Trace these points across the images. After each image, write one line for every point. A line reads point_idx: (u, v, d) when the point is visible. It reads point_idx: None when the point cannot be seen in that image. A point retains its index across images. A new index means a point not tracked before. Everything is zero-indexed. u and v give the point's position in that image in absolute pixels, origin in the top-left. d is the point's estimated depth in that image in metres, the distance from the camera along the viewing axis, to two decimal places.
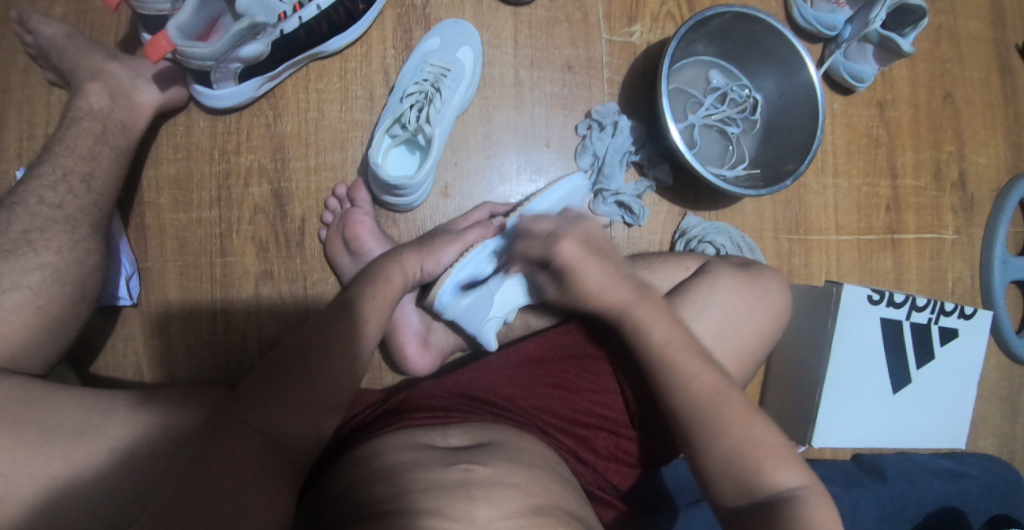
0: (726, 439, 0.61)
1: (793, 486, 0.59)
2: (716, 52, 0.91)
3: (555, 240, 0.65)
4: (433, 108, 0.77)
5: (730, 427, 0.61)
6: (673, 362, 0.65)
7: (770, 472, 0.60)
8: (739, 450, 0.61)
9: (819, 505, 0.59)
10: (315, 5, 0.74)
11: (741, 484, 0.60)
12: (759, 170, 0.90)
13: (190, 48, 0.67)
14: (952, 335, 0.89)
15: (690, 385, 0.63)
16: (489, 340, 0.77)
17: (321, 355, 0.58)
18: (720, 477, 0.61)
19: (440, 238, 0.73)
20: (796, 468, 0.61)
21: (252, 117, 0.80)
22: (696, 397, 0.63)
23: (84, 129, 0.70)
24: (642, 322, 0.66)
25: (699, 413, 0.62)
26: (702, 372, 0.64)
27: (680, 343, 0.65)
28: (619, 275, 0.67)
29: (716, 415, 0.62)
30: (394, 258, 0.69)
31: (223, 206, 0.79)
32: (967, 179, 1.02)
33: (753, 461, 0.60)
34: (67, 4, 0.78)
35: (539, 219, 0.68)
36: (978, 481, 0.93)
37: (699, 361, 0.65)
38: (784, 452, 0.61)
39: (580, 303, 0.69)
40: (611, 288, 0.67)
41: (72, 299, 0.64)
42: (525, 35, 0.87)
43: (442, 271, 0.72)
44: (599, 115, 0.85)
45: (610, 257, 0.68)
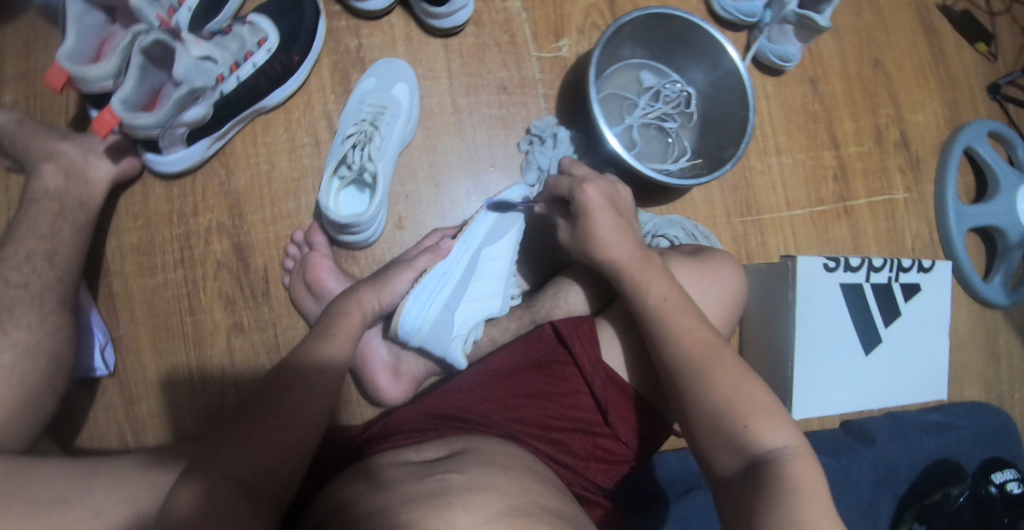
0: (715, 393, 0.61)
1: (781, 446, 0.57)
2: (643, 54, 0.95)
3: (583, 182, 0.70)
4: (373, 145, 0.80)
5: (718, 381, 0.62)
6: (668, 316, 0.66)
7: (759, 429, 0.58)
8: (728, 406, 0.60)
9: (806, 466, 0.56)
10: (251, 63, 0.79)
11: (733, 444, 0.58)
12: (701, 159, 0.93)
13: (136, 120, 0.69)
14: (915, 290, 0.91)
15: (685, 338, 0.64)
16: (457, 359, 0.79)
17: (289, 397, 0.61)
18: (711, 437, 0.60)
19: (392, 269, 0.75)
20: (789, 430, 0.58)
21: (205, 177, 0.83)
22: (686, 353, 0.64)
23: (42, 209, 0.72)
24: (642, 279, 0.68)
25: (692, 363, 0.63)
26: (696, 329, 0.65)
27: (678, 302, 0.66)
28: (630, 235, 0.70)
29: (705, 373, 0.62)
30: (351, 295, 0.72)
31: (187, 266, 0.82)
32: (908, 139, 1.05)
33: (740, 417, 0.59)
34: (17, 92, 0.82)
35: (579, 165, 0.74)
36: (967, 431, 0.93)
37: (694, 319, 0.66)
38: (776, 412, 0.60)
39: (588, 250, 0.71)
40: (617, 244, 0.69)
41: (45, 374, 0.66)
42: (457, 64, 0.90)
43: (399, 301, 0.74)
44: (538, 130, 0.89)
45: (626, 221, 0.71)
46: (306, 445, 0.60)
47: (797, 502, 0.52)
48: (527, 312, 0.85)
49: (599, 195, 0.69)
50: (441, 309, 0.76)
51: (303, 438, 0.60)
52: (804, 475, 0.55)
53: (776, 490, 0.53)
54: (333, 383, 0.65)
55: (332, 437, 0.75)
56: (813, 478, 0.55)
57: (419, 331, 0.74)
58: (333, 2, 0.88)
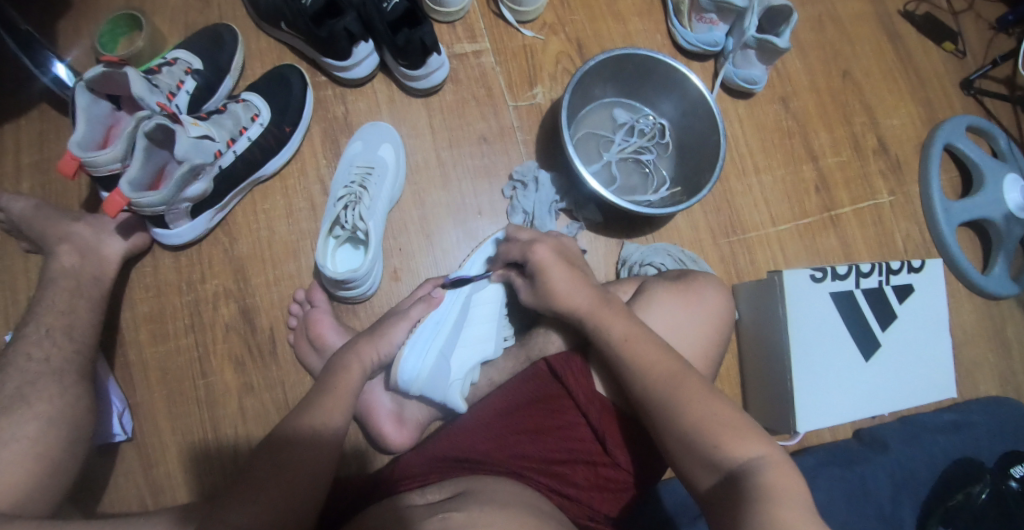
0: (681, 418, 0.62)
1: (754, 458, 0.59)
2: (614, 93, 0.99)
3: (532, 243, 0.75)
4: (363, 205, 0.84)
5: (684, 405, 0.63)
6: (633, 351, 0.68)
7: (731, 442, 0.60)
8: (699, 425, 0.61)
9: (781, 476, 0.57)
10: (246, 137, 0.85)
11: (706, 459, 0.60)
12: (680, 187, 0.97)
13: (142, 198, 0.74)
14: (908, 292, 0.92)
15: (652, 370, 0.66)
16: (458, 403, 0.80)
17: (293, 449, 0.63)
18: (686, 458, 0.62)
19: (389, 321, 0.79)
20: (761, 441, 0.60)
21: (210, 246, 0.89)
22: (655, 380, 0.66)
23: (60, 287, 0.78)
24: (602, 324, 0.71)
25: (659, 392, 0.65)
26: (661, 358, 0.67)
27: (640, 335, 0.69)
28: (584, 283, 0.73)
29: (677, 393, 0.64)
30: (349, 349, 0.75)
31: (197, 331, 0.87)
32: (886, 143, 1.07)
33: (710, 436, 0.61)
34: (34, 182, 0.89)
35: (521, 230, 0.80)
36: (983, 427, 0.92)
37: (658, 351, 0.68)
38: (750, 427, 0.61)
39: (549, 304, 0.74)
40: (574, 293, 0.72)
41: (66, 442, 0.70)
42: (438, 120, 0.96)
43: (396, 350, 0.78)
44: (520, 175, 0.94)
45: (581, 272, 0.75)
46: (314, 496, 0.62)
47: (775, 506, 0.54)
48: (521, 350, 0.88)
49: (547, 251, 0.73)
50: (437, 356, 0.80)
51: (308, 487, 0.62)
52: (778, 480, 0.56)
53: (755, 497, 0.55)
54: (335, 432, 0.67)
55: (342, 489, 0.77)
56: (789, 482, 0.56)
57: (417, 380, 0.78)
58: (319, 75, 0.95)
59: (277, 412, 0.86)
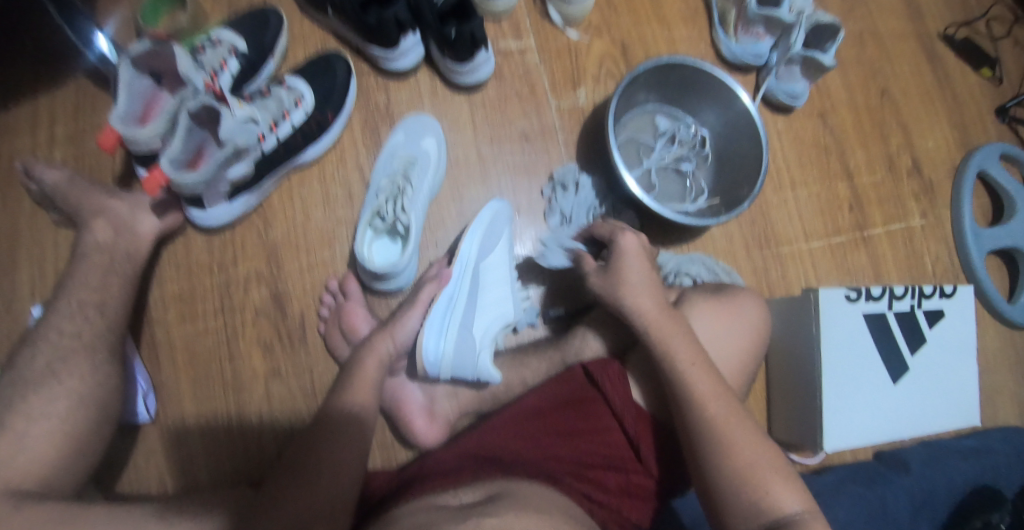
0: (733, 457, 0.64)
1: (794, 511, 0.61)
2: (657, 99, 0.99)
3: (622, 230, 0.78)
4: (406, 198, 0.83)
5: (736, 447, 0.64)
6: (693, 376, 0.68)
7: (777, 492, 0.62)
8: (749, 468, 0.63)
9: (818, 527, 0.60)
10: (289, 122, 0.84)
11: (750, 506, 0.61)
12: (718, 198, 0.96)
13: (182, 178, 0.74)
14: (939, 316, 0.92)
15: (710, 403, 0.66)
16: (490, 371, 0.78)
17: (315, 453, 0.64)
18: (729, 498, 0.62)
19: (402, 312, 0.77)
20: (798, 492, 0.63)
21: (244, 229, 0.88)
22: (708, 416, 0.66)
23: (93, 262, 0.76)
24: (666, 338, 0.70)
25: (713, 425, 0.65)
26: (717, 394, 0.67)
27: (702, 367, 0.69)
28: (655, 286, 0.74)
29: (726, 431, 0.65)
30: (367, 344, 0.74)
31: (226, 314, 0.86)
32: (921, 166, 1.08)
33: (760, 482, 0.62)
34: (68, 153, 0.88)
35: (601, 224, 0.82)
36: (1003, 454, 0.93)
37: (716, 383, 0.68)
38: (788, 476, 0.64)
39: (614, 303, 0.74)
40: (647, 292, 0.73)
41: (95, 421, 0.69)
42: (480, 115, 0.95)
43: (413, 337, 0.76)
44: (560, 177, 0.93)
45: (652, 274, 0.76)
46: (341, 497, 0.62)
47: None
48: (557, 352, 0.86)
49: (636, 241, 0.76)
50: (459, 330, 0.76)
51: (331, 486, 0.62)
52: None
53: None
54: (360, 433, 0.67)
55: (370, 485, 0.76)
56: None
57: (443, 360, 0.75)
58: (363, 62, 0.94)
59: (304, 401, 0.85)
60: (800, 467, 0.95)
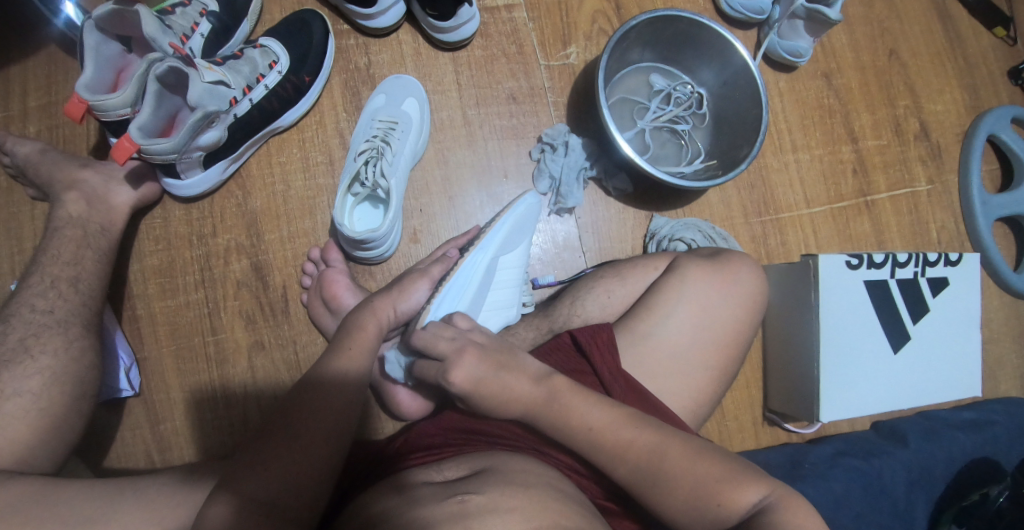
0: (674, 492, 0.58)
1: (759, 501, 0.57)
2: (652, 57, 0.94)
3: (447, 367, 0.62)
4: (385, 161, 0.80)
5: (673, 475, 0.58)
6: (604, 443, 0.60)
7: (734, 499, 0.57)
8: (696, 491, 0.57)
9: (792, 509, 0.56)
10: (263, 84, 0.80)
11: (710, 520, 0.57)
12: (715, 160, 0.92)
13: (152, 145, 0.70)
14: (943, 285, 0.89)
15: (626, 457, 0.59)
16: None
17: (304, 415, 0.60)
18: (688, 521, 0.58)
19: (409, 280, 0.75)
20: (755, 480, 0.58)
21: (223, 199, 0.85)
22: (636, 468, 0.59)
23: (67, 236, 0.74)
24: (561, 418, 0.62)
25: (642, 475, 0.59)
26: (632, 441, 0.60)
27: (605, 423, 0.61)
28: (518, 383, 0.62)
29: (658, 464, 0.59)
30: (367, 306, 0.71)
31: (207, 287, 0.83)
32: (928, 129, 1.03)
33: (709, 496, 0.57)
34: (40, 122, 0.84)
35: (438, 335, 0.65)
36: (1004, 427, 0.91)
37: (631, 429, 0.61)
38: (744, 472, 0.58)
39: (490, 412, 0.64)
40: (511, 397, 0.62)
41: (72, 398, 0.67)
42: (466, 76, 0.91)
43: (416, 310, 0.74)
44: (550, 138, 0.89)
45: (512, 365, 0.64)
46: (331, 462, 0.59)
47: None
48: (544, 319, 0.81)
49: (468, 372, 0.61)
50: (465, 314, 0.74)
51: (323, 452, 0.59)
52: (794, 516, 0.56)
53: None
54: (353, 394, 0.64)
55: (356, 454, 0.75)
56: (802, 518, 0.56)
57: None
58: (341, 22, 0.89)
59: (289, 373, 0.83)
60: (796, 437, 0.94)
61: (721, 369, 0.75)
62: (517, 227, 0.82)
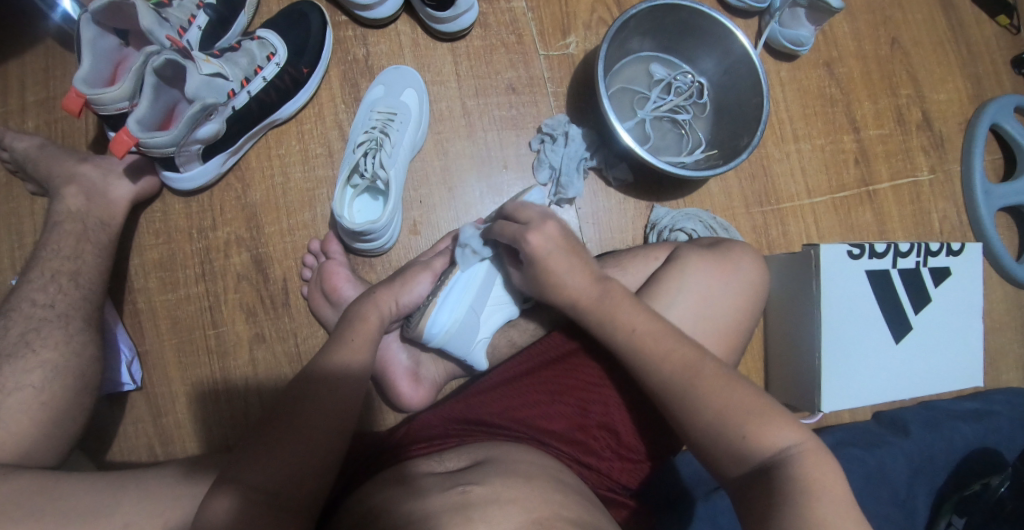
0: (704, 404, 0.59)
1: (788, 446, 0.55)
2: (652, 46, 0.93)
3: (528, 230, 0.67)
4: (384, 152, 0.79)
5: (705, 394, 0.59)
6: (643, 346, 0.63)
7: (759, 432, 0.56)
8: (724, 414, 0.58)
9: (819, 463, 0.54)
10: (261, 77, 0.80)
11: (733, 454, 0.56)
12: (716, 150, 0.92)
13: (150, 139, 0.70)
14: (945, 274, 0.89)
15: (664, 363, 0.62)
16: (480, 361, 0.77)
17: (310, 403, 0.60)
18: (714, 449, 0.58)
19: (411, 272, 0.75)
20: (788, 423, 0.57)
21: (222, 192, 0.85)
22: (672, 373, 0.61)
23: (66, 231, 0.74)
24: (608, 314, 0.65)
25: (677, 382, 0.60)
26: (674, 349, 0.62)
27: (649, 330, 0.63)
28: (585, 271, 0.67)
29: (694, 380, 0.60)
30: (369, 298, 0.71)
31: (208, 280, 0.83)
32: (931, 118, 1.02)
33: (736, 426, 0.57)
34: (38, 117, 0.84)
35: (524, 209, 0.71)
36: (1005, 417, 0.91)
37: (671, 339, 0.63)
38: (774, 410, 0.58)
39: (545, 293, 0.69)
40: (573, 282, 0.67)
41: (74, 392, 0.67)
42: (465, 67, 0.90)
43: (417, 303, 0.74)
44: (550, 128, 0.88)
45: (583, 256, 0.69)
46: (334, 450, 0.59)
47: (819, 507, 0.51)
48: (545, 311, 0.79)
49: (544, 243, 0.66)
50: (468, 310, 0.73)
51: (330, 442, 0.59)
52: (819, 472, 0.54)
53: (797, 493, 0.52)
54: (358, 385, 0.64)
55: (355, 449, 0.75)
56: (828, 476, 0.53)
57: (446, 332, 0.72)
58: (339, 13, 0.89)
59: (290, 365, 0.83)
60: None
61: (721, 360, 0.74)
62: None
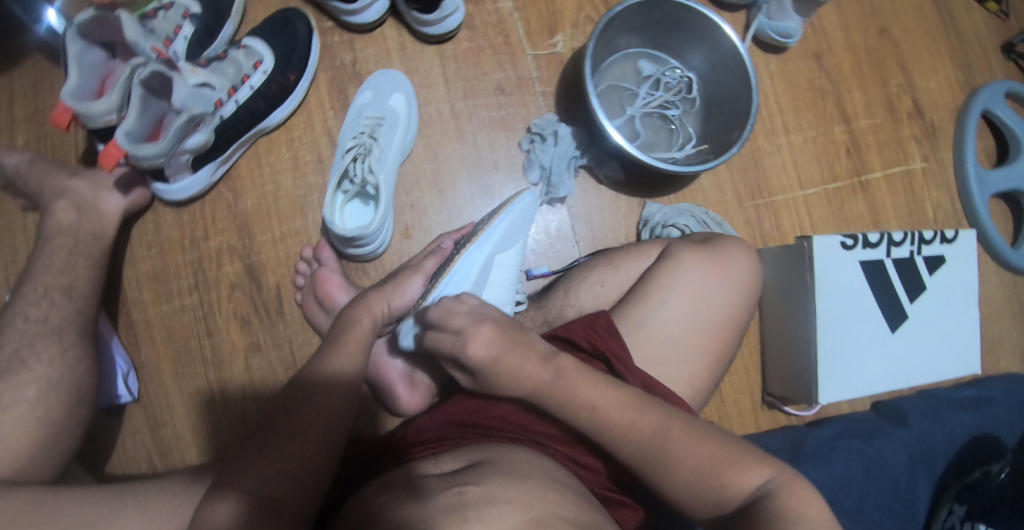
0: (677, 466, 0.57)
1: (763, 484, 0.56)
2: (640, 43, 0.93)
3: (464, 337, 0.61)
4: (373, 157, 0.79)
5: (679, 453, 0.58)
6: (608, 423, 0.60)
7: (736, 480, 0.56)
8: (698, 471, 0.57)
9: (796, 492, 0.55)
10: (248, 85, 0.80)
11: (712, 500, 0.56)
12: (707, 144, 0.92)
13: (140, 151, 0.70)
14: (940, 263, 0.88)
15: (631, 436, 0.59)
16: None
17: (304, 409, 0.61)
18: (690, 503, 0.57)
19: (402, 276, 0.75)
20: (761, 462, 0.57)
21: (214, 201, 0.85)
22: (639, 446, 0.59)
23: (58, 245, 0.74)
24: (568, 400, 0.61)
25: (645, 458, 0.58)
26: (638, 422, 0.59)
27: (613, 405, 0.60)
28: (536, 361, 0.62)
29: (664, 447, 0.58)
30: (361, 302, 0.71)
31: (201, 290, 0.83)
32: (922, 107, 1.02)
33: (711, 477, 0.56)
34: (28, 132, 0.84)
35: (454, 308, 0.63)
36: (1004, 404, 0.91)
37: (634, 408, 0.60)
38: (748, 452, 0.58)
39: (497, 388, 0.63)
40: (525, 374, 0.61)
41: (70, 406, 0.67)
42: (453, 70, 0.90)
43: (410, 306, 0.74)
44: (539, 128, 0.88)
45: (530, 343, 0.63)
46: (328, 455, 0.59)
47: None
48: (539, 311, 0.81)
49: (486, 348, 0.60)
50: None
51: (322, 445, 0.59)
52: (798, 501, 0.55)
53: (778, 520, 0.53)
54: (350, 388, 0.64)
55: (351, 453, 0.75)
56: (806, 501, 0.55)
57: None
58: (325, 19, 0.88)
59: (285, 373, 0.83)
60: (796, 420, 0.94)
61: (716, 355, 0.75)
62: (515, 226, 0.80)
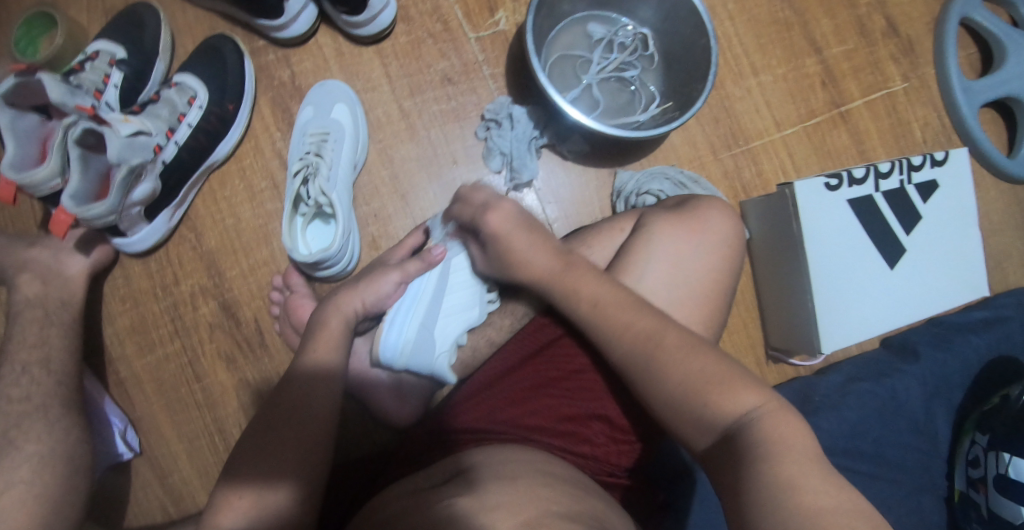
0: (664, 374, 0.57)
1: (749, 412, 0.52)
2: (585, 6, 0.88)
3: (486, 209, 0.66)
4: (322, 176, 0.77)
5: (668, 364, 0.57)
6: (603, 318, 0.61)
7: (722, 399, 0.53)
8: (685, 385, 0.55)
9: (784, 423, 0.51)
10: (186, 124, 0.77)
11: (698, 421, 0.54)
12: (671, 101, 0.87)
13: (88, 212, 0.68)
14: (932, 188, 0.84)
15: (626, 330, 0.60)
16: (447, 374, 0.72)
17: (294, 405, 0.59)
18: (680, 423, 0.55)
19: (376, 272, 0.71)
20: (752, 389, 0.54)
21: (177, 245, 0.83)
22: (633, 345, 0.59)
23: (28, 318, 0.73)
24: (570, 289, 0.64)
25: (637, 358, 0.59)
26: (635, 321, 0.60)
27: (613, 299, 0.62)
28: (547, 246, 0.66)
29: (656, 352, 0.58)
30: (331, 303, 0.68)
31: (182, 336, 0.83)
32: (896, 23, 0.95)
33: (699, 393, 0.54)
34: None
35: (476, 190, 0.68)
36: (1018, 321, 0.87)
37: (634, 310, 0.61)
38: (738, 375, 0.55)
39: (508, 272, 0.67)
40: (535, 258, 0.65)
41: (67, 477, 0.67)
42: (395, 68, 0.86)
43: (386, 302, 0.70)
44: (492, 113, 0.85)
45: (543, 231, 0.67)
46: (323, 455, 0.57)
47: (778, 459, 0.48)
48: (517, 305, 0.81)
49: (503, 219, 0.64)
50: (421, 328, 0.69)
51: (298, 475, 0.55)
52: (783, 431, 0.50)
53: (756, 450, 0.49)
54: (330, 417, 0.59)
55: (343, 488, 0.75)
56: (792, 435, 0.50)
57: (403, 354, 0.67)
58: (256, 39, 0.85)
59: None
60: (803, 370, 0.91)
61: (703, 329, 0.71)
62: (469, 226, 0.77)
